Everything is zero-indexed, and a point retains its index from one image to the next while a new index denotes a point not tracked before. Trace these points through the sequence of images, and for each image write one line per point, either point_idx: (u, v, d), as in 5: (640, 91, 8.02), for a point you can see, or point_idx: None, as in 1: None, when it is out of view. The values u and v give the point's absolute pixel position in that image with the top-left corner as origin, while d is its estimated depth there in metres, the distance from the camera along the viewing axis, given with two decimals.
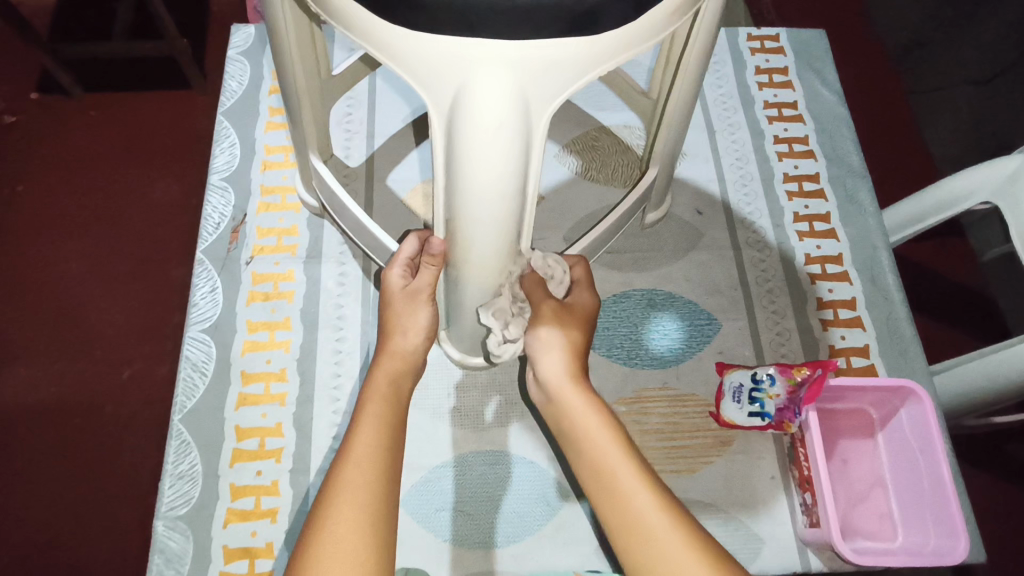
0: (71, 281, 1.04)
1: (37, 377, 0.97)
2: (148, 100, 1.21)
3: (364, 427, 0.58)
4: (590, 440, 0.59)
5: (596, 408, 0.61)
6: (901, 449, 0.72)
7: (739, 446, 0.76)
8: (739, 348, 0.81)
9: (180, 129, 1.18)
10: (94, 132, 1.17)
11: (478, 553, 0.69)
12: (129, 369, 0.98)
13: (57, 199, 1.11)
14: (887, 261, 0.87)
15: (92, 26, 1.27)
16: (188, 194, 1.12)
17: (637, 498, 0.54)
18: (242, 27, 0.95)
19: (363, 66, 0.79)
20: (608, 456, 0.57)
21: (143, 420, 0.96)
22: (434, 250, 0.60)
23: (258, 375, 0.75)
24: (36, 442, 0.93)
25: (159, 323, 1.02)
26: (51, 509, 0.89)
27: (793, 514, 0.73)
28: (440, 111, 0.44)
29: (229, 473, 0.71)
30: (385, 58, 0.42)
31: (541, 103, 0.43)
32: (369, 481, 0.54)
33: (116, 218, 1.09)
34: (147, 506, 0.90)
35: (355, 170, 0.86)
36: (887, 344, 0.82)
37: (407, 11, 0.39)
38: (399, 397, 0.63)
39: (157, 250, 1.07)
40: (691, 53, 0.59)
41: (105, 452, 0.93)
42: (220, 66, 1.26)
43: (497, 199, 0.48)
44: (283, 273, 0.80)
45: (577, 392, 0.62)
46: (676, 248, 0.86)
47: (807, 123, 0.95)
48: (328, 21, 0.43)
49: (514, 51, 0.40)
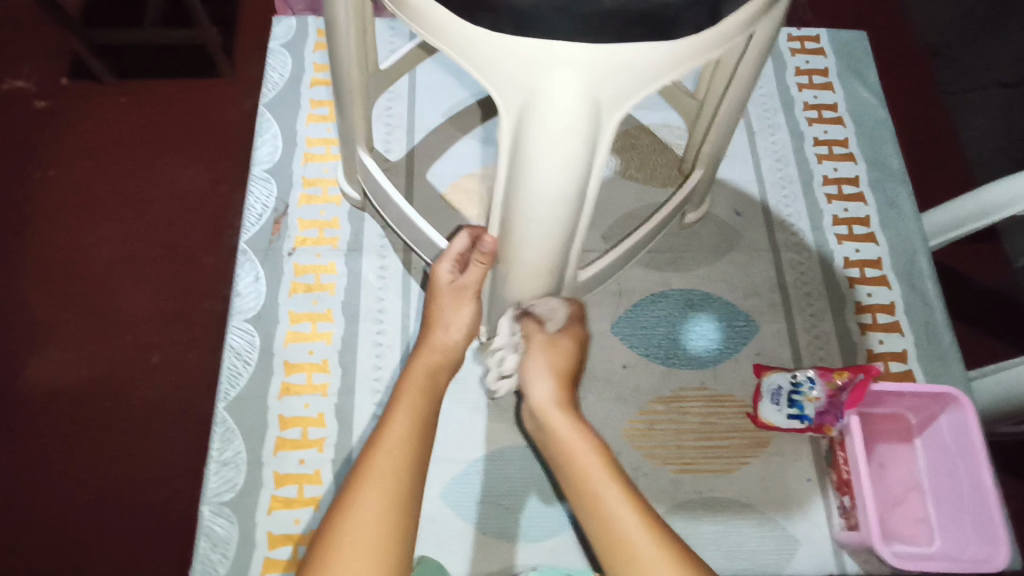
0: (101, 267, 1.05)
1: (68, 359, 0.99)
2: (181, 89, 1.22)
3: (399, 418, 0.59)
4: (574, 461, 0.60)
5: (580, 430, 0.62)
6: (940, 454, 0.72)
7: (776, 447, 0.76)
8: (776, 349, 0.81)
9: (211, 118, 1.19)
10: (126, 119, 1.18)
11: (516, 545, 0.70)
12: (157, 354, 1.00)
13: (91, 184, 1.12)
14: (926, 266, 0.86)
15: (123, 13, 1.27)
16: (216, 182, 1.13)
17: (619, 519, 0.54)
18: (283, 18, 0.96)
19: (419, 55, 0.77)
20: (596, 476, 0.58)
21: (171, 404, 0.97)
22: (484, 249, 0.61)
23: (300, 366, 0.76)
24: (69, 422, 0.95)
25: (186, 310, 1.03)
26: (81, 488, 0.91)
27: (829, 517, 0.73)
28: (509, 110, 0.44)
29: (273, 461, 0.72)
30: (461, 59, 0.42)
31: (611, 108, 0.43)
32: (398, 471, 0.55)
33: (146, 205, 1.10)
34: (175, 489, 0.92)
35: (396, 164, 0.86)
36: (925, 350, 0.82)
37: (489, 12, 0.39)
38: (435, 394, 0.63)
39: (186, 238, 1.08)
40: (746, 65, 0.59)
41: (135, 435, 0.94)
42: (253, 57, 1.27)
43: (559, 200, 0.49)
44: (325, 265, 0.81)
45: (565, 414, 0.63)
46: (715, 249, 0.86)
47: (847, 125, 0.95)
48: (404, 20, 0.44)
49: (591, 56, 0.40)
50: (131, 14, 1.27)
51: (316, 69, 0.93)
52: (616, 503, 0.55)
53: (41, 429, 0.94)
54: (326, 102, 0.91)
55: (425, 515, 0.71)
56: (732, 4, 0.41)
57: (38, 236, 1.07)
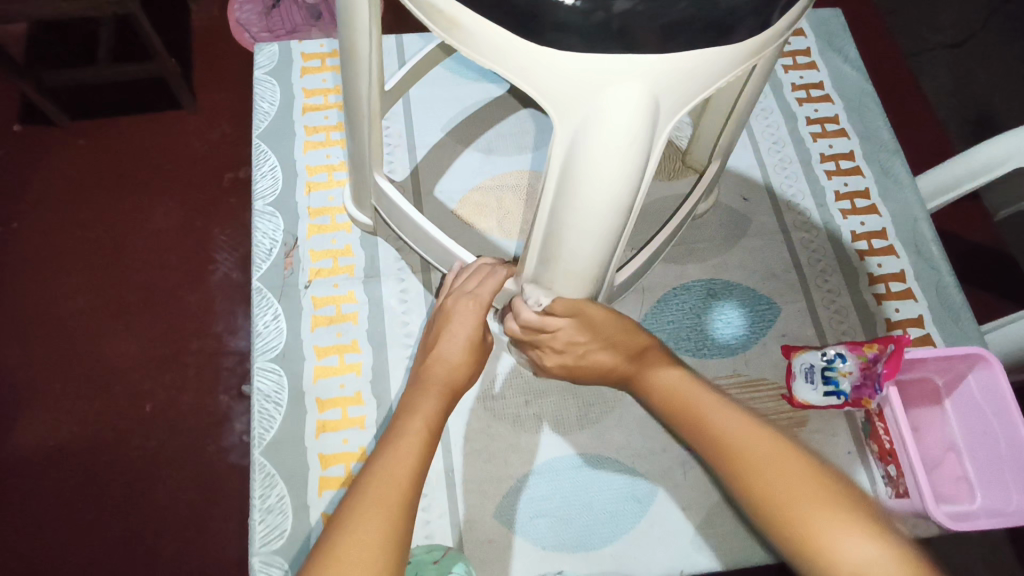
0: (79, 317, 0.99)
1: (59, 417, 0.93)
2: (143, 123, 1.14)
3: (405, 444, 0.56)
4: (674, 390, 0.59)
5: (724, 403, 0.56)
6: (971, 413, 0.75)
7: (813, 425, 0.78)
8: (800, 329, 0.82)
9: (177, 151, 1.12)
10: (88, 160, 1.11)
11: (577, 556, 0.70)
12: (151, 401, 0.95)
13: (58, 233, 1.05)
14: (928, 231, 0.89)
15: (71, 49, 1.18)
16: (192, 215, 1.08)
17: (731, 430, 0.53)
18: (264, 46, 0.94)
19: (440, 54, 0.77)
20: (695, 395, 0.57)
21: (171, 451, 0.92)
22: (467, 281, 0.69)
23: (334, 401, 0.74)
24: (69, 482, 0.90)
25: (178, 352, 0.98)
26: (88, 549, 0.87)
27: (875, 487, 0.75)
28: (565, 125, 0.44)
29: (319, 502, 0.70)
30: (519, 80, 0.42)
31: (668, 114, 0.44)
32: (396, 501, 0.52)
33: (122, 247, 1.05)
34: (190, 539, 0.88)
35: (401, 184, 0.85)
36: (940, 313, 0.84)
37: (557, 31, 0.39)
38: (439, 420, 0.60)
39: (167, 276, 1.03)
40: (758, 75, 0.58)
41: (136, 487, 0.90)
42: (213, 79, 1.19)
43: (610, 211, 0.48)
44: (344, 295, 0.79)
45: (702, 391, 0.58)
46: (727, 236, 0.87)
47: (836, 102, 0.97)
48: (458, 47, 0.43)
49: (653, 65, 0.40)
50: (80, 48, 1.18)
51: (307, 94, 0.91)
52: (788, 471, 0.49)
53: (39, 494, 0.90)
54: (321, 129, 0.89)
55: (483, 536, 0.70)
56: (783, 10, 0.41)
57: (9, 290, 1.01)
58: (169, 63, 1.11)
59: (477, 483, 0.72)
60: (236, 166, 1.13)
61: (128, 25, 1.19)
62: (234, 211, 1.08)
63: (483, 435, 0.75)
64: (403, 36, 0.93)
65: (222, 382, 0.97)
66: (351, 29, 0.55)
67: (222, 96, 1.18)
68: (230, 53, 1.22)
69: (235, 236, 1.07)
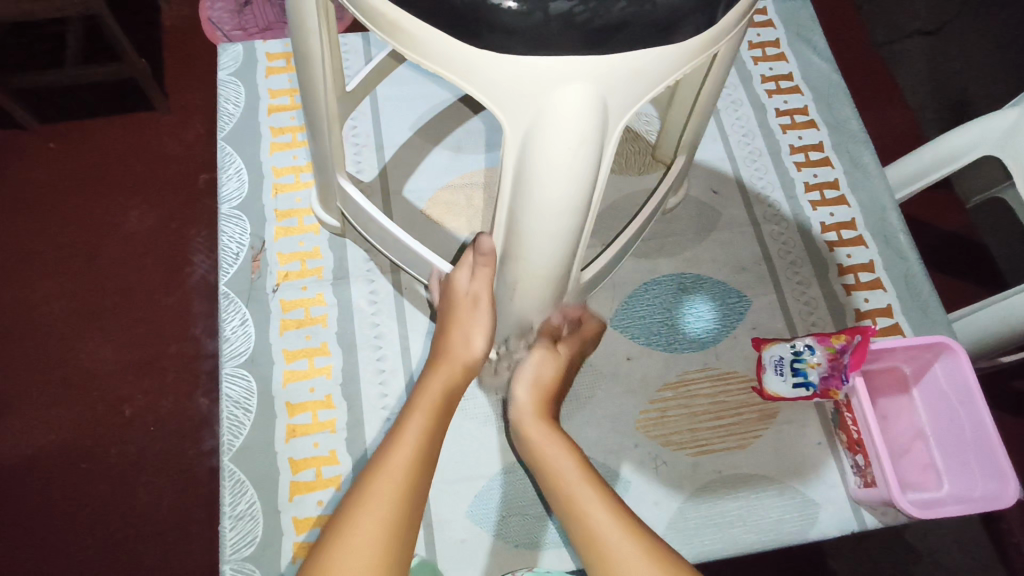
0: (54, 324, 0.98)
1: (37, 426, 0.92)
2: (113, 125, 1.12)
3: (415, 418, 0.57)
4: (554, 472, 0.59)
5: (609, 509, 0.54)
6: (938, 400, 0.75)
7: (784, 417, 0.78)
8: (770, 321, 0.83)
9: (149, 151, 1.11)
10: (57, 163, 1.09)
11: (548, 553, 0.70)
12: (129, 406, 0.94)
13: (30, 239, 1.03)
14: (897, 221, 0.89)
15: (37, 51, 1.16)
16: (167, 217, 1.06)
17: (595, 515, 0.54)
18: (229, 46, 0.93)
19: (392, 62, 0.76)
20: (570, 480, 0.57)
21: (152, 456, 0.91)
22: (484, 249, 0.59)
23: (303, 405, 0.74)
24: (47, 492, 0.89)
25: (154, 356, 0.97)
26: (71, 556, 0.86)
27: (844, 477, 0.76)
28: (516, 127, 0.43)
29: (291, 506, 0.70)
30: (468, 84, 0.42)
31: (617, 112, 0.43)
32: (409, 473, 0.52)
33: (95, 252, 1.03)
34: (173, 543, 0.88)
35: (370, 185, 0.84)
36: (908, 303, 0.84)
37: (497, 35, 0.38)
38: (452, 398, 0.61)
39: (143, 280, 1.01)
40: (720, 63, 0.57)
41: (119, 492, 0.89)
42: (182, 78, 1.17)
43: (566, 212, 0.48)
44: (313, 298, 0.79)
45: (584, 483, 0.56)
46: (698, 230, 0.88)
47: (805, 93, 0.97)
48: (404, 53, 0.43)
49: (598, 64, 0.40)
50: (45, 50, 1.16)
51: (272, 95, 0.90)
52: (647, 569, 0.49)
53: (17, 503, 0.89)
54: (288, 129, 0.88)
55: (455, 536, 0.70)
56: (728, 5, 0.41)
57: None
58: (139, 63, 1.08)
59: (448, 484, 0.72)
60: (210, 167, 1.11)
61: (96, 24, 1.17)
62: (209, 211, 1.07)
63: (454, 436, 0.74)
64: (370, 35, 0.92)
65: (202, 386, 0.96)
66: (302, 30, 0.53)
67: (194, 96, 1.16)
68: (201, 52, 1.20)
69: (212, 237, 1.05)
